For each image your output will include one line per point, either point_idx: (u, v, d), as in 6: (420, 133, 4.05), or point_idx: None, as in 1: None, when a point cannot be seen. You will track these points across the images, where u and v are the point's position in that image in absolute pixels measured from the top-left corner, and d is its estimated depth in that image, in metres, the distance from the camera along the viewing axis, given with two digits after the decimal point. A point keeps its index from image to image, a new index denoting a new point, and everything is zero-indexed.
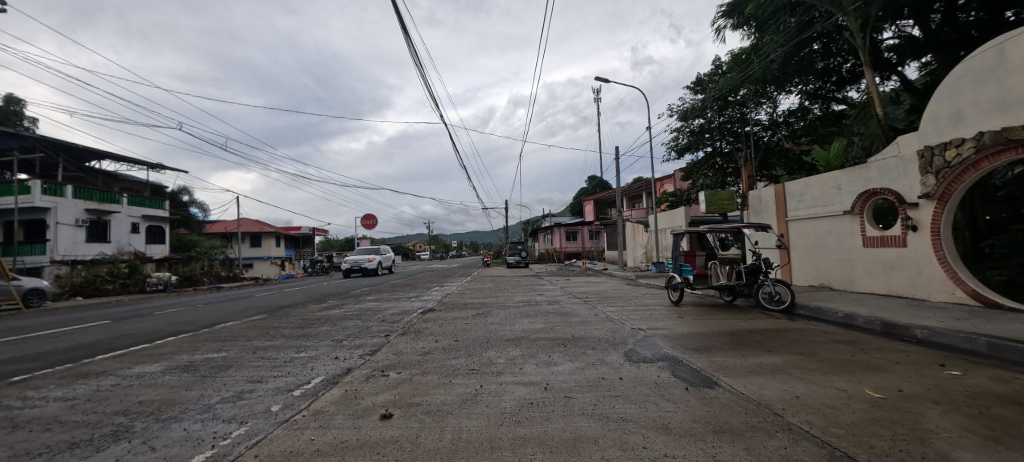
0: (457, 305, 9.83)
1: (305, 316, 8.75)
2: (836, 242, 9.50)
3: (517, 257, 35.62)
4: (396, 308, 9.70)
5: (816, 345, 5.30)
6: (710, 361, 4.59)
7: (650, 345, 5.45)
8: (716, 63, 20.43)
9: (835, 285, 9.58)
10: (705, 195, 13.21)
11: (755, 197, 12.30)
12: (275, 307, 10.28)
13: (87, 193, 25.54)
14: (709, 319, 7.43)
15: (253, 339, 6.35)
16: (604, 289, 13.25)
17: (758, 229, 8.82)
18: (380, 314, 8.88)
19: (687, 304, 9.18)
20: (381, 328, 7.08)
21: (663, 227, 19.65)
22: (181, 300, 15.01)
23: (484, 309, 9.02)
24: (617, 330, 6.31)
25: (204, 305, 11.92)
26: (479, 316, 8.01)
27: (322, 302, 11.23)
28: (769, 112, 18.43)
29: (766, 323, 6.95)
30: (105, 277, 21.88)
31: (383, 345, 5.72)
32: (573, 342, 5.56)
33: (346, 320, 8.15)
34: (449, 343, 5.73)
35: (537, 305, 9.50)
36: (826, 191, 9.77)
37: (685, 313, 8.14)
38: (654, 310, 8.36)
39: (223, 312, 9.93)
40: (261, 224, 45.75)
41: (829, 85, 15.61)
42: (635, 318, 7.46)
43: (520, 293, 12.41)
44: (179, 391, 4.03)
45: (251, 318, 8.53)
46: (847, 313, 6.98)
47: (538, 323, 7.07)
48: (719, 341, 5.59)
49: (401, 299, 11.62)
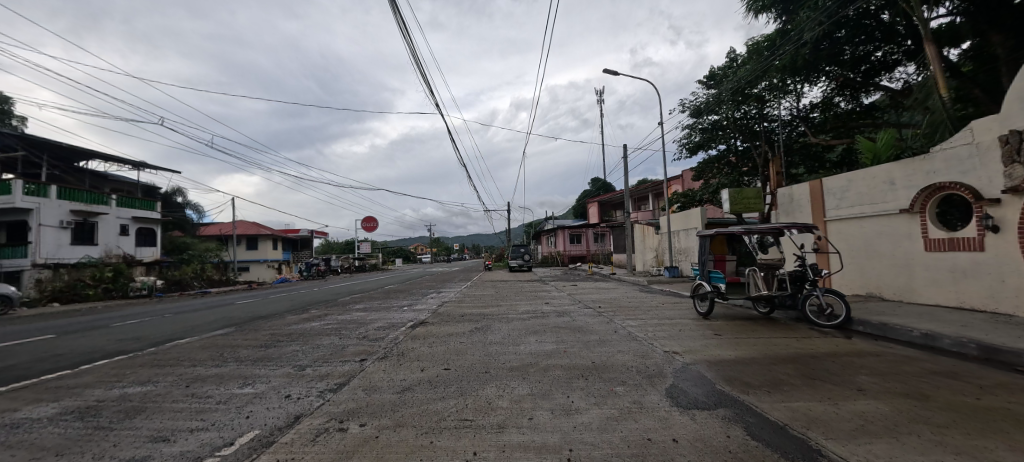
0: (453, 317, 8.67)
1: (275, 331, 7.52)
2: (889, 245, 8.27)
3: (519, 260, 34.29)
4: (383, 321, 8.49)
5: (915, 381, 4.04)
6: (790, 408, 3.34)
7: (695, 378, 4.20)
8: (731, 56, 19.24)
9: (887, 294, 8.35)
10: (729, 193, 11.63)
11: (786, 194, 11.15)
12: (247, 319, 9.07)
13: (73, 194, 24.71)
14: (752, 338, 6.18)
15: (197, 366, 5.12)
16: (617, 296, 12.03)
17: (803, 230, 7.55)
18: (363, 328, 7.64)
19: (718, 318, 7.94)
20: (358, 349, 5.86)
21: (677, 229, 18.38)
22: (156, 308, 13.80)
23: (485, 323, 7.79)
24: (647, 355, 5.09)
25: (174, 315, 10.70)
26: (476, 333, 6.80)
27: (304, 313, 10.02)
28: (789, 107, 17.32)
29: (826, 344, 5.70)
30: (88, 282, 20.85)
31: (354, 376, 4.51)
32: (594, 374, 4.34)
33: (320, 336, 6.93)
34: (438, 373, 4.54)
35: (546, 318, 8.23)
36: (876, 187, 8.53)
37: (721, 329, 6.88)
38: (683, 325, 7.11)
39: (188, 324, 8.72)
40: (257, 226, 44.62)
41: (860, 74, 14.38)
42: (664, 336, 6.21)
43: (525, 301, 11.10)
44: (39, 458, 2.79)
45: (212, 333, 7.31)
46: (925, 331, 5.72)
47: (550, 342, 5.83)
48: (783, 372, 4.35)
49: (392, 309, 10.41)
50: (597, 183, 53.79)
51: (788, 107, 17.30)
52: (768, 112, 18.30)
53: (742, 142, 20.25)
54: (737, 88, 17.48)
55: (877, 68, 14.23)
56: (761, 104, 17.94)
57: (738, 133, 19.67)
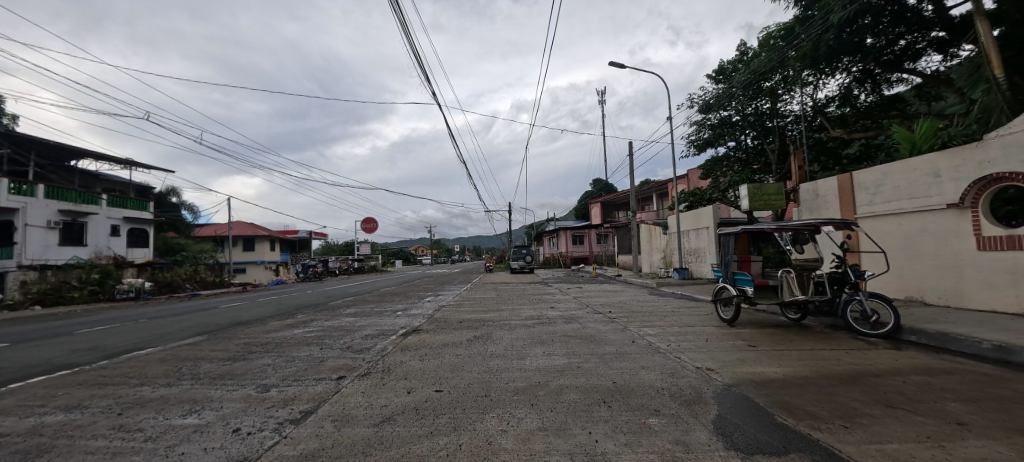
0: (449, 324, 7.88)
1: (251, 340, 6.74)
2: (934, 244, 7.47)
3: (520, 262, 33.51)
4: (373, 328, 7.69)
5: (1022, 412, 3.21)
6: (890, 455, 2.50)
7: (746, 405, 3.37)
8: (742, 49, 18.52)
9: (931, 299, 7.51)
10: (748, 189, 10.76)
11: (810, 190, 10.35)
12: (225, 325, 8.28)
13: (61, 193, 23.99)
14: (793, 350, 5.34)
15: (143, 387, 4.31)
16: (627, 300, 11.22)
17: (842, 226, 6.72)
18: (349, 337, 6.83)
19: (745, 325, 7.12)
20: (337, 363, 5.05)
21: (686, 229, 17.57)
22: (136, 311, 12.99)
23: (485, 330, 7.00)
24: (677, 372, 4.29)
25: (151, 320, 9.96)
26: (475, 343, 6.02)
27: (289, 318, 9.23)
28: (804, 101, 16.60)
29: (882, 359, 4.87)
30: (73, 284, 20.15)
31: (325, 401, 3.69)
32: (618, 399, 3.52)
33: (298, 347, 6.12)
34: (428, 397, 3.74)
35: (553, 325, 7.41)
36: (917, 181, 7.75)
37: (753, 338, 6.05)
38: (709, 335, 6.28)
39: (160, 331, 7.93)
40: (254, 227, 43.93)
41: (883, 63, 13.63)
42: (691, 348, 5.40)
43: (528, 306, 10.30)
44: None
45: (180, 342, 6.52)
46: (998, 343, 4.89)
47: (561, 356, 5.01)
48: (852, 398, 3.52)
49: (385, 314, 9.60)
50: (598, 184, 53.16)
51: (803, 101, 16.60)
52: (781, 107, 17.57)
53: (753, 139, 19.52)
54: (749, 81, 16.76)
55: (899, 57, 13.46)
56: (774, 98, 17.19)
57: (749, 129, 18.95)
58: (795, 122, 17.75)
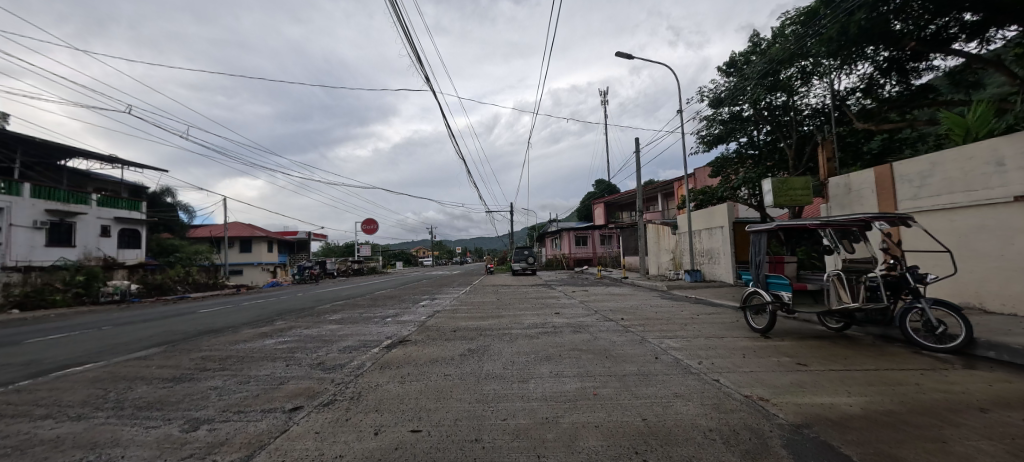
0: (442, 334, 6.99)
1: (212, 353, 5.85)
2: (995, 243, 6.51)
3: (522, 264, 32.63)
4: (356, 338, 6.78)
5: None
6: None
7: (832, 457, 2.44)
8: (755, 39, 17.61)
9: (991, 306, 6.58)
10: (772, 184, 9.80)
11: (842, 184, 9.37)
12: (190, 334, 7.37)
13: (48, 193, 23.24)
14: (854, 369, 4.38)
15: (41, 423, 3.37)
16: (639, 305, 10.27)
17: (897, 222, 5.75)
18: (326, 350, 5.93)
19: (782, 336, 6.16)
20: (297, 387, 4.12)
21: (698, 228, 16.66)
22: (110, 316, 12.12)
23: (482, 342, 6.10)
24: (723, 404, 3.34)
25: (118, 327, 9.08)
26: (470, 358, 5.12)
27: (266, 325, 8.34)
28: (822, 94, 15.67)
29: (970, 384, 3.93)
30: (56, 286, 19.29)
31: (258, 449, 2.75)
32: (657, 447, 2.57)
33: (260, 362, 5.22)
34: (399, 443, 2.80)
35: (559, 336, 6.50)
36: (974, 170, 6.80)
37: (797, 352, 5.12)
38: (744, 348, 5.36)
39: (119, 341, 7.08)
40: (251, 228, 43.16)
41: (914, 49, 12.69)
42: (728, 368, 4.46)
43: (531, 311, 9.42)
44: None
45: (128, 357, 5.61)
46: None
47: (572, 379, 4.08)
48: (977, 448, 2.56)
49: (372, 321, 8.71)
50: (601, 184, 52.17)
51: (821, 94, 15.66)
52: (797, 100, 16.63)
53: (766, 134, 18.60)
54: (765, 71, 15.81)
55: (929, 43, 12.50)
56: (790, 90, 16.25)
57: (762, 123, 18.01)
58: (812, 117, 16.76)
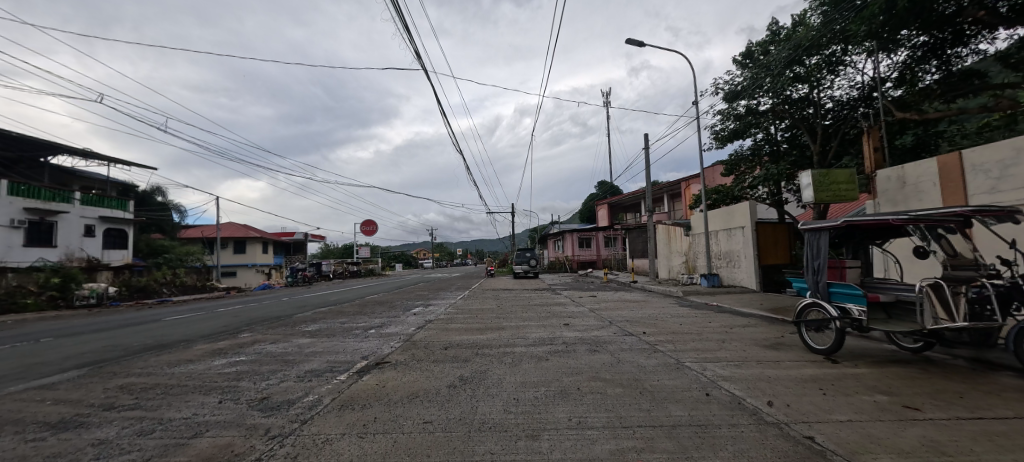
0: (431, 352, 5.79)
1: (136, 381, 4.63)
2: None
3: (523, 267, 31.47)
4: (324, 358, 5.56)
5: None
6: None
7: None
8: (773, 26, 16.49)
9: None
10: (812, 177, 8.61)
11: (894, 177, 8.25)
12: (131, 351, 6.19)
13: (28, 192, 22.17)
14: (997, 419, 3.12)
15: None
16: (659, 315, 9.03)
17: (1001, 215, 4.45)
18: (281, 375, 4.73)
19: (854, 360, 4.93)
20: (213, 443, 2.92)
21: (714, 229, 15.45)
22: (69, 324, 10.92)
23: (477, 367, 4.88)
24: None
25: (62, 338, 7.91)
26: (460, 391, 3.94)
27: (227, 338, 7.12)
28: (849, 84, 14.51)
29: None
30: (30, 289, 18.11)
31: None
32: None
33: (186, 396, 4.01)
34: None
35: (573, 357, 5.30)
36: None
37: (892, 387, 3.89)
38: (816, 380, 4.13)
39: (44, 359, 5.89)
40: (245, 228, 42.05)
41: (959, 30, 11.39)
42: (815, 414, 3.23)
43: (536, 323, 8.21)
44: None
45: (25, 387, 4.40)
46: None
47: (601, 435, 2.85)
48: None
49: (351, 333, 7.50)
50: (603, 186, 51.10)
51: (848, 85, 14.51)
52: (821, 93, 15.46)
53: (786, 129, 17.40)
54: (788, 59, 14.63)
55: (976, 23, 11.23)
56: (815, 80, 15.04)
57: (782, 117, 16.80)
58: (838, 110, 15.54)
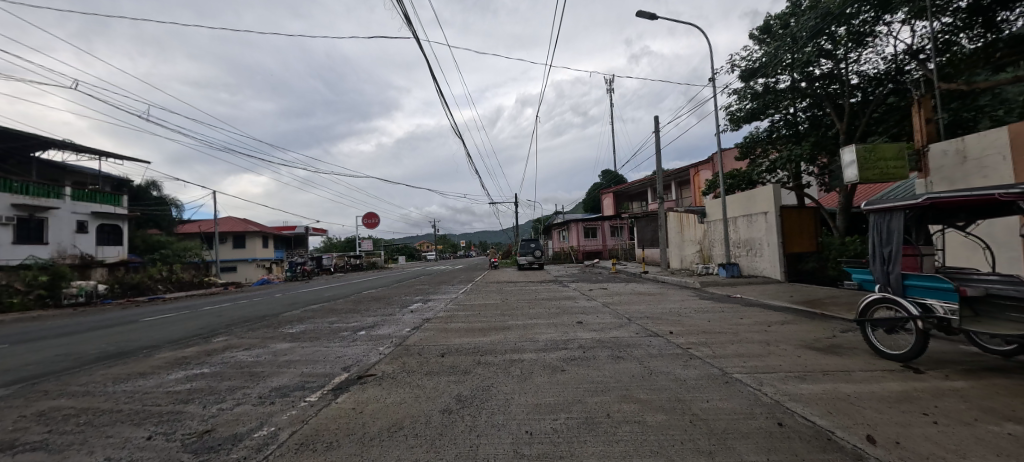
0: (423, 361, 4.93)
1: (62, 405, 3.78)
2: None
3: (528, 258, 30.59)
4: (298, 370, 4.70)
5: None
6: None
7: None
8: None
9: None
10: (856, 152, 7.61)
11: (952, 151, 7.28)
12: (80, 362, 5.35)
13: (14, 187, 21.44)
14: None
15: None
16: (682, 311, 8.10)
17: None
18: (239, 395, 3.87)
19: (941, 368, 4.02)
20: None
21: (732, 215, 14.46)
22: (42, 326, 10.11)
23: (478, 382, 4.01)
24: None
25: (20, 344, 7.12)
26: (454, 420, 3.06)
27: (197, 344, 6.27)
28: (880, 57, 13.36)
29: None
30: (17, 288, 17.47)
31: None
32: None
33: (112, 429, 3.15)
34: None
35: (593, 366, 4.43)
36: None
37: (1019, 411, 2.98)
38: (913, 399, 3.23)
39: None
40: (244, 222, 41.37)
41: None
42: (946, 459, 2.32)
43: (546, 321, 7.33)
44: None
45: None
46: None
47: None
48: None
49: (337, 336, 6.66)
50: (608, 174, 49.93)
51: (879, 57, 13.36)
52: (847, 67, 14.32)
53: (807, 108, 16.27)
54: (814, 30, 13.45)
55: None
56: (842, 53, 13.89)
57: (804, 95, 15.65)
58: (865, 86, 14.42)
